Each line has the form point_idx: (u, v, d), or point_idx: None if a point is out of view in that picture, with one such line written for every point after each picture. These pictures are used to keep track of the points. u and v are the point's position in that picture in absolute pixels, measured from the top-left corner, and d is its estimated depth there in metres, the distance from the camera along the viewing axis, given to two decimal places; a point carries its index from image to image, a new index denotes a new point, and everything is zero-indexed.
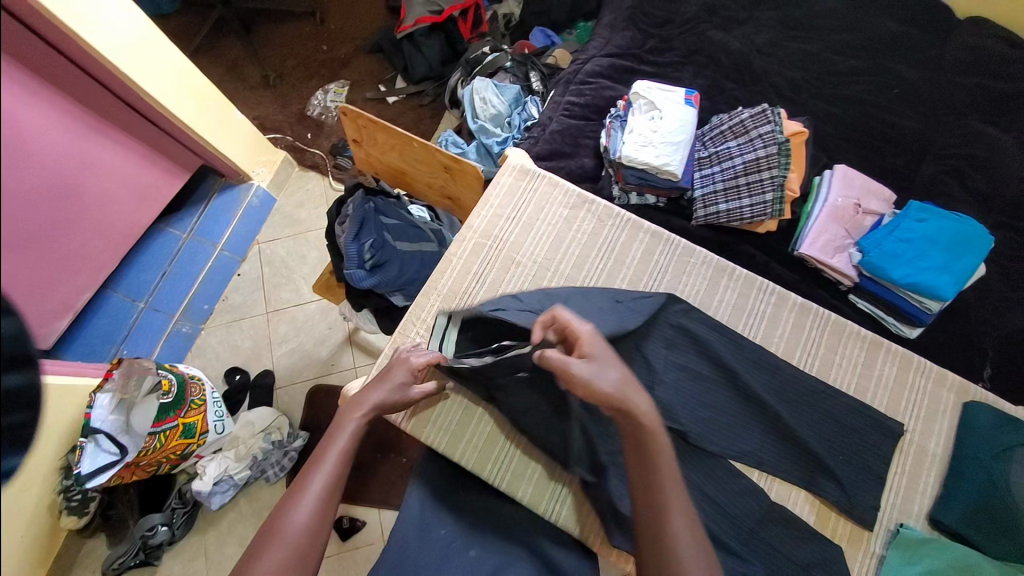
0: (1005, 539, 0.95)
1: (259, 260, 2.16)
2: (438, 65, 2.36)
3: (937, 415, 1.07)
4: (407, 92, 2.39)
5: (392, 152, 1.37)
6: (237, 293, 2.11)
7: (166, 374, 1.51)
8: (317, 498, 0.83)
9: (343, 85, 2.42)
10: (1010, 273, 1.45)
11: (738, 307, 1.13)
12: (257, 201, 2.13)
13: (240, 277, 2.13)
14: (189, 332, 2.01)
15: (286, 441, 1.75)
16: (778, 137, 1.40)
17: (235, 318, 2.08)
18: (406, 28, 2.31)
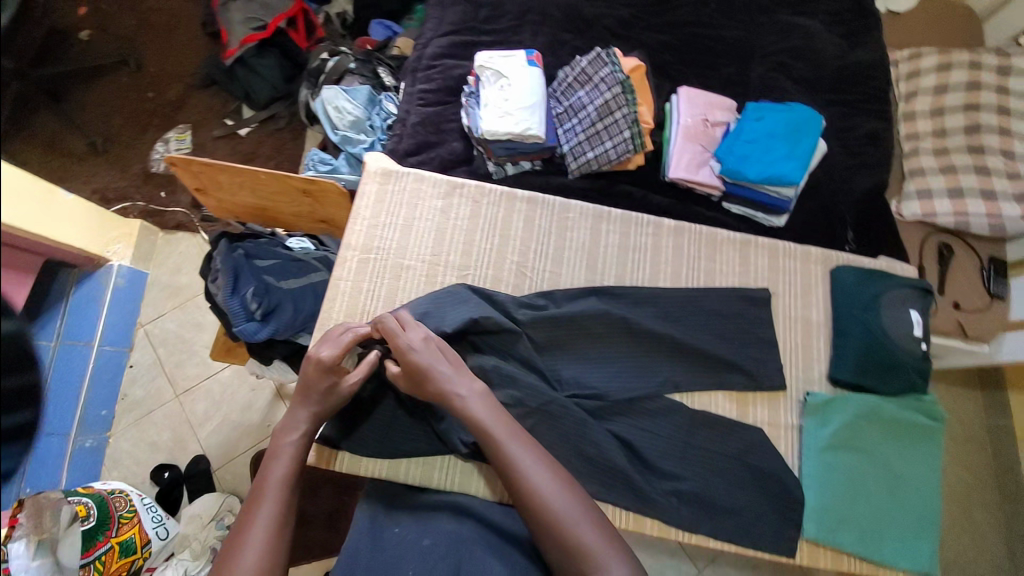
0: (889, 376, 1.09)
1: (149, 344, 1.97)
2: (283, 84, 2.18)
3: (812, 287, 1.18)
4: (258, 120, 2.21)
5: (244, 191, 1.27)
6: (136, 386, 1.92)
7: (80, 499, 1.36)
8: (265, 531, 0.78)
9: (183, 130, 2.20)
10: (846, 144, 1.65)
11: (623, 246, 1.18)
12: (123, 281, 1.89)
13: (133, 369, 1.93)
14: (95, 444, 1.79)
15: None
16: (617, 77, 1.48)
17: (144, 414, 1.89)
18: (232, 53, 2.12)
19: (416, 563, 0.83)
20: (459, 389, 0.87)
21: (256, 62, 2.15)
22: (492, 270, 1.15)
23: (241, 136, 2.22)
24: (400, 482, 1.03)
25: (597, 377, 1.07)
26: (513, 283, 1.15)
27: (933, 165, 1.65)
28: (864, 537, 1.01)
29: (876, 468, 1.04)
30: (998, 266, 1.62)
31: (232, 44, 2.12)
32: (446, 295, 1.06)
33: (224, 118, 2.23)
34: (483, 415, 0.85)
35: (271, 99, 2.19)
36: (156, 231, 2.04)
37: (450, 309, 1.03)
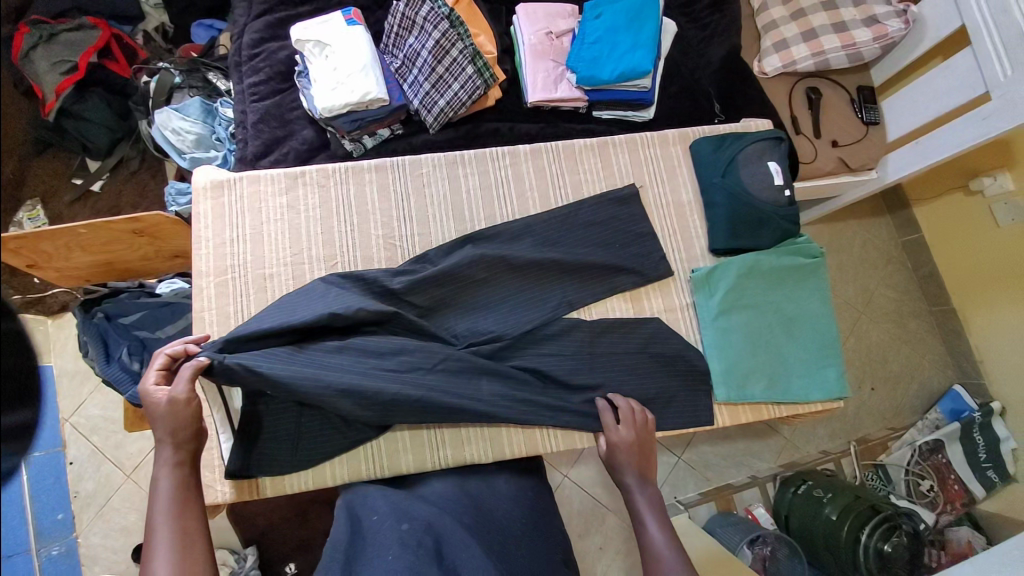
0: (762, 229, 1.11)
1: (81, 436, 1.80)
2: (119, 120, 1.92)
3: (677, 169, 1.19)
4: (107, 168, 1.95)
5: (77, 251, 1.16)
6: (84, 481, 1.77)
7: None
8: (169, 558, 0.80)
9: (34, 204, 1.87)
10: (695, 18, 1.64)
11: (485, 185, 1.15)
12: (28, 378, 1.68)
13: (74, 465, 1.77)
14: (63, 549, 1.69)
15: (238, 568, 1.56)
16: (441, 12, 1.38)
17: (103, 505, 1.76)
18: (51, 106, 1.75)
19: (396, 549, 0.77)
20: (619, 439, 0.98)
21: (81, 108, 1.84)
22: (359, 251, 1.10)
23: (96, 192, 1.96)
24: (330, 486, 1.03)
25: (490, 322, 1.06)
26: (385, 257, 1.11)
27: (784, 14, 1.61)
28: (775, 382, 1.06)
29: (773, 314, 1.08)
30: (867, 94, 1.62)
31: (47, 98, 1.75)
32: (304, 292, 1.02)
33: (71, 178, 1.93)
34: (627, 462, 0.97)
35: (113, 143, 1.93)
36: (45, 320, 1.78)
37: (311, 303, 0.99)
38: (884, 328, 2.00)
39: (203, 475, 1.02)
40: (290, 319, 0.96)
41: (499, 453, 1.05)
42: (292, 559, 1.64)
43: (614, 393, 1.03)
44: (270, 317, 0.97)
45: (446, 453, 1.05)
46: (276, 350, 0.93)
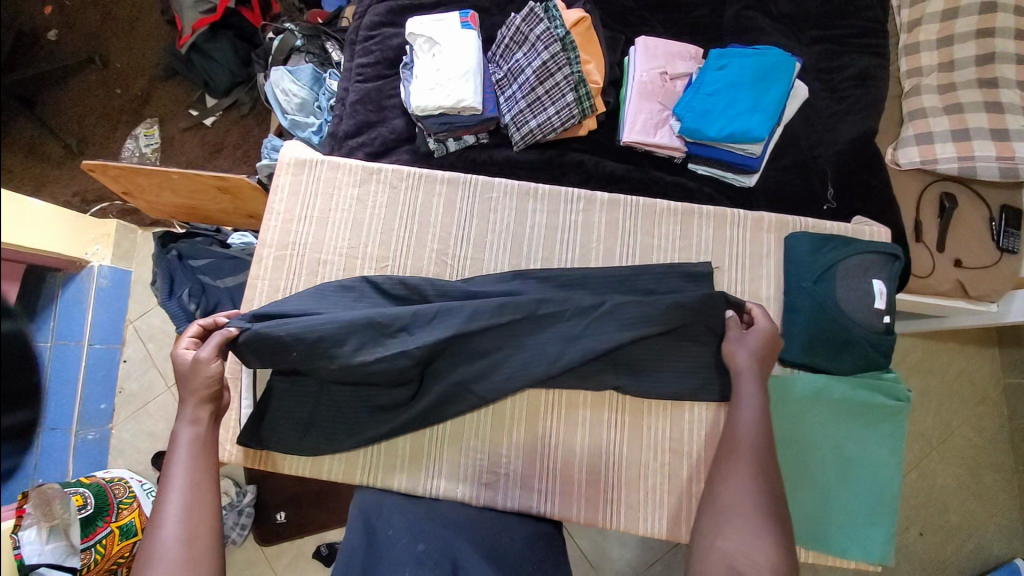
0: (846, 354, 1.01)
1: (140, 339, 1.89)
2: (242, 67, 1.92)
3: (763, 259, 1.11)
4: (221, 106, 1.95)
5: (167, 192, 1.26)
6: (131, 380, 1.86)
7: (79, 489, 1.38)
8: (182, 504, 0.84)
9: (151, 124, 1.93)
10: (831, 88, 1.48)
11: (551, 226, 1.13)
12: (106, 281, 1.81)
13: (126, 363, 1.86)
14: (98, 437, 1.78)
15: (237, 500, 1.67)
16: (556, 33, 1.34)
17: (141, 406, 1.84)
18: (186, 40, 1.84)
19: (412, 567, 0.85)
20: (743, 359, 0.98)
21: (211, 47, 1.88)
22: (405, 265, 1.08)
23: (207, 125, 1.98)
24: (325, 479, 1.05)
25: (513, 368, 1.02)
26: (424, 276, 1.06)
27: (936, 104, 1.42)
28: (804, 523, 0.96)
29: (828, 449, 0.98)
30: (1010, 216, 1.39)
31: (184, 32, 1.84)
32: (347, 295, 1.03)
33: (188, 108, 1.97)
34: (740, 363, 0.98)
35: (232, 85, 1.94)
36: (135, 229, 1.90)
37: (348, 307, 1.01)
38: (954, 473, 1.74)
39: (217, 431, 1.06)
40: (314, 328, 0.93)
41: (490, 500, 1.05)
42: (283, 508, 1.71)
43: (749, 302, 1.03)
44: (303, 305, 0.99)
45: (440, 484, 1.06)
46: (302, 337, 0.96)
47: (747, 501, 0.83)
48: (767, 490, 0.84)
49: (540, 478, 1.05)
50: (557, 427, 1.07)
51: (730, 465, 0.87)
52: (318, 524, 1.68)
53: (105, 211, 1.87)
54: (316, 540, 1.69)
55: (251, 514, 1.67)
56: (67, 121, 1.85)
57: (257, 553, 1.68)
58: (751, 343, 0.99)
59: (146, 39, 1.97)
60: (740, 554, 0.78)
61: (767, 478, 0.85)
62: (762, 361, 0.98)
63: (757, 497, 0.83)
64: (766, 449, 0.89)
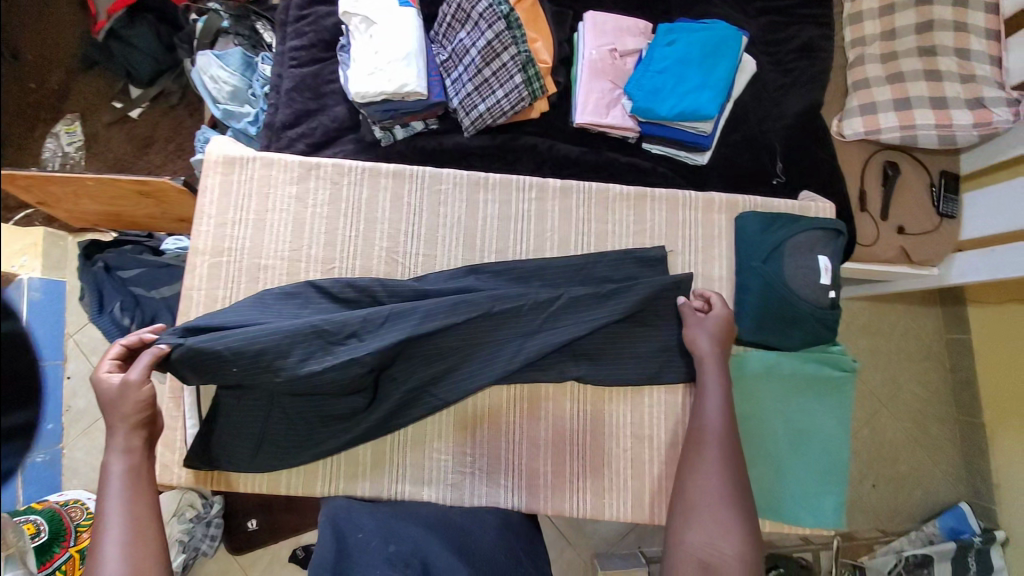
0: (795, 330, 1.05)
1: (83, 351, 1.71)
2: (167, 53, 1.73)
3: (715, 239, 1.11)
4: (148, 96, 1.78)
5: (86, 201, 1.17)
6: (80, 396, 1.68)
7: (29, 516, 1.30)
8: (121, 540, 0.81)
9: (72, 121, 1.75)
10: (779, 60, 1.48)
11: (503, 217, 1.10)
12: (39, 293, 1.59)
13: (72, 380, 1.67)
14: (48, 460, 1.59)
15: (204, 512, 1.59)
16: (499, 10, 1.27)
17: (93, 423, 1.68)
18: (102, 26, 1.63)
19: (383, 568, 0.85)
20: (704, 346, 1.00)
21: (131, 34, 1.67)
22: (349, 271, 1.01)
23: (135, 119, 1.81)
24: (284, 493, 1.02)
25: (472, 366, 1.00)
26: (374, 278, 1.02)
27: (880, 74, 1.43)
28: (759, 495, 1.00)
29: (780, 425, 1.02)
30: (948, 181, 1.46)
31: (99, 16, 1.64)
32: (290, 304, 0.98)
33: (111, 101, 1.79)
34: (703, 350, 1.00)
35: (156, 73, 1.75)
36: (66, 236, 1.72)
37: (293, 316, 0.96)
38: (902, 425, 1.85)
39: (162, 455, 1.01)
40: (256, 342, 0.88)
41: (458, 499, 1.04)
42: (254, 516, 1.66)
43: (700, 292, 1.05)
44: (244, 314, 0.94)
45: (405, 486, 1.04)
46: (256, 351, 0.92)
47: (715, 495, 0.87)
48: (733, 480, 0.89)
49: (506, 475, 1.05)
50: (522, 420, 1.06)
51: (698, 458, 0.91)
52: (292, 527, 1.64)
53: (30, 218, 1.69)
54: (292, 544, 1.66)
55: (220, 524, 1.60)
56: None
57: (230, 561, 1.63)
58: (709, 330, 1.01)
59: (57, 27, 1.76)
60: (707, 545, 0.84)
61: (732, 467, 0.89)
62: (722, 347, 1.00)
63: (725, 492, 0.87)
64: (730, 437, 0.93)
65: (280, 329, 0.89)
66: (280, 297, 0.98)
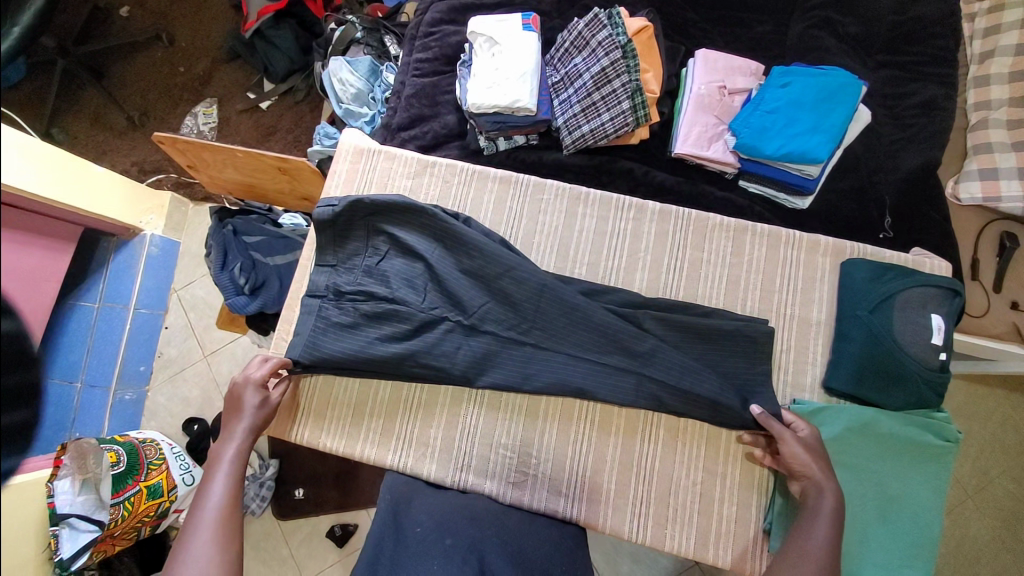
0: (896, 387, 1.00)
1: (182, 308, 1.83)
2: (301, 54, 1.90)
3: (815, 282, 1.11)
4: (277, 92, 1.93)
5: (229, 169, 1.34)
6: (170, 346, 1.80)
7: (112, 446, 1.36)
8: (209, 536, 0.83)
9: (210, 104, 1.93)
10: (895, 112, 1.44)
11: (599, 232, 1.15)
12: (156, 250, 1.75)
13: (168, 330, 1.81)
14: (135, 398, 1.72)
15: (259, 473, 1.67)
16: (617, 41, 1.34)
17: (177, 372, 1.78)
18: (252, 25, 1.82)
19: (442, 562, 0.84)
20: (802, 448, 0.92)
21: (274, 34, 1.86)
22: (409, 271, 1.03)
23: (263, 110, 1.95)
24: (358, 460, 1.10)
25: (547, 370, 1.01)
26: (427, 272, 1.04)
27: (1006, 139, 1.35)
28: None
29: (870, 488, 0.97)
30: None
31: (250, 16, 1.83)
32: (382, 334, 1.01)
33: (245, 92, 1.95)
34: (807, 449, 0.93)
35: (289, 72, 1.91)
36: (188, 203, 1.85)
37: (377, 337, 1.01)
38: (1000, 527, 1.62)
39: None
40: (367, 344, 1.00)
41: (517, 499, 1.05)
42: (302, 487, 1.73)
43: (758, 410, 0.96)
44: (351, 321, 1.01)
45: (469, 478, 1.07)
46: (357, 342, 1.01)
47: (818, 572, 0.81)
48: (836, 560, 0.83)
49: (568, 484, 1.05)
50: (589, 434, 1.07)
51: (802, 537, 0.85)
52: (335, 504, 1.69)
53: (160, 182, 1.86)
54: (332, 520, 1.70)
55: (271, 487, 1.69)
56: (132, 95, 1.88)
57: (275, 525, 1.70)
58: (805, 445, 0.93)
59: (213, 22, 1.98)
60: None
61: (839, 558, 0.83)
62: (818, 464, 0.91)
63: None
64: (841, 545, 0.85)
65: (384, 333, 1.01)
66: (314, 295, 1.03)
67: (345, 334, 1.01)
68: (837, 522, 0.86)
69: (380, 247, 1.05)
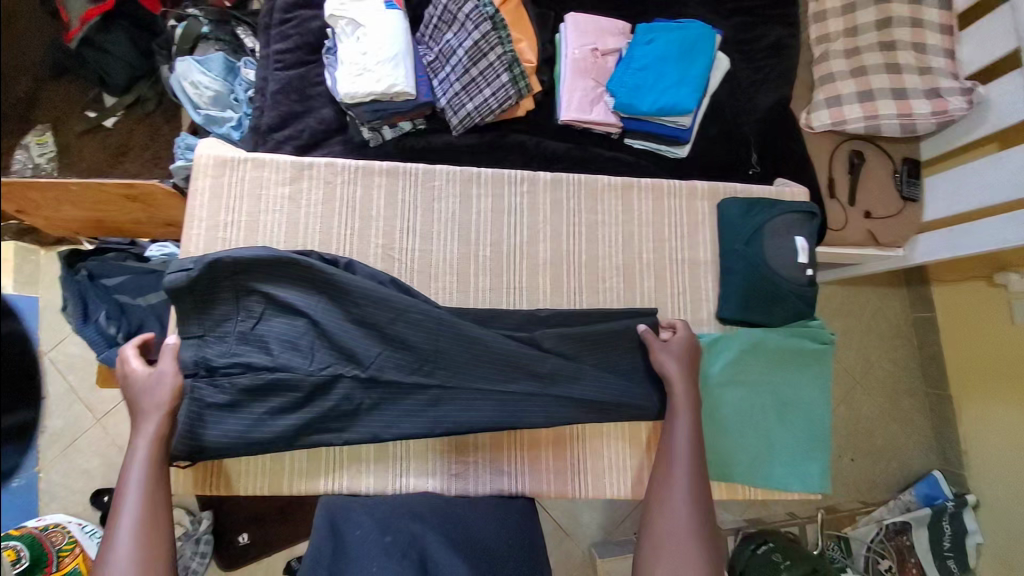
0: (778, 307, 1.12)
1: (60, 369, 1.59)
2: (143, 59, 1.66)
3: (700, 226, 1.20)
4: (122, 105, 1.67)
5: (66, 205, 1.19)
6: (55, 415, 1.57)
7: (8, 542, 1.20)
8: (130, 537, 0.83)
9: None
10: (749, 56, 1.56)
11: (497, 210, 1.15)
12: (13, 311, 1.47)
13: (48, 398, 1.57)
14: (23, 483, 1.48)
15: (194, 526, 1.53)
16: (485, 12, 1.31)
17: (70, 441, 1.56)
18: (74, 34, 1.54)
19: (381, 559, 0.85)
20: (672, 367, 1.02)
21: (104, 40, 1.60)
22: (291, 331, 0.97)
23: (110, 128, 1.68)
24: (288, 493, 1.04)
25: (466, 358, 1.00)
26: (312, 328, 0.98)
27: (843, 68, 1.51)
28: (722, 466, 1.05)
29: (768, 401, 1.09)
30: (911, 166, 1.53)
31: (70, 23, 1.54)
32: (270, 409, 0.95)
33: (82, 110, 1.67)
34: (675, 370, 1.02)
35: (131, 82, 1.66)
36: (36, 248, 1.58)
37: (267, 410, 0.95)
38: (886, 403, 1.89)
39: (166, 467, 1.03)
40: (257, 426, 0.95)
41: (462, 488, 1.06)
42: (246, 528, 1.60)
43: (642, 327, 1.06)
44: (229, 406, 0.94)
45: (411, 481, 1.05)
46: (242, 424, 0.94)
47: (681, 503, 0.90)
48: (696, 484, 0.92)
49: (509, 461, 1.07)
50: None
51: (668, 467, 0.94)
52: (287, 535, 1.60)
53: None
54: (287, 554, 1.61)
55: (213, 537, 1.55)
56: None
57: (224, 575, 1.57)
58: (676, 356, 1.03)
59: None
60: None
61: (698, 489, 0.91)
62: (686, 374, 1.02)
63: (693, 496, 0.91)
64: (700, 465, 0.94)
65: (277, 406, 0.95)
66: (186, 375, 0.95)
67: (222, 420, 0.94)
68: (698, 431, 0.98)
69: (254, 308, 0.98)
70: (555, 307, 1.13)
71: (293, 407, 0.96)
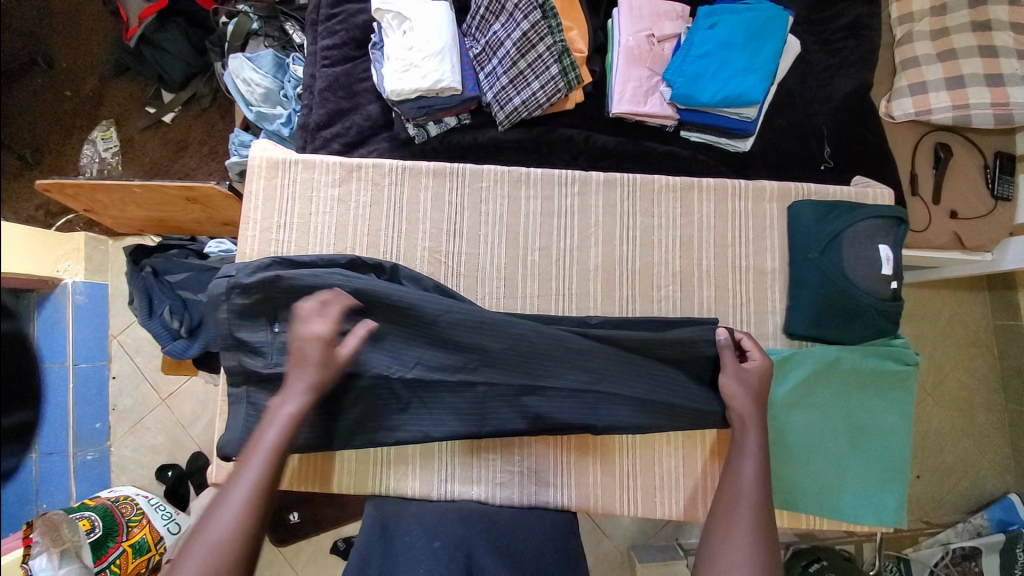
0: (855, 322, 1.02)
1: (127, 354, 1.66)
2: (198, 56, 1.65)
3: (766, 229, 1.11)
4: (180, 101, 1.70)
5: (130, 206, 1.25)
6: (123, 398, 1.64)
7: (83, 512, 1.24)
8: (246, 494, 0.71)
9: (108, 126, 1.69)
10: (822, 38, 1.42)
11: (546, 212, 1.11)
12: (83, 298, 1.56)
13: (117, 380, 1.64)
14: (98, 456, 1.57)
15: None
16: (534, 0, 1.26)
17: (136, 422, 1.63)
18: (133, 32, 1.55)
19: (428, 563, 0.81)
20: (738, 394, 0.94)
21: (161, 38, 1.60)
22: None
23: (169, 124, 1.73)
24: (336, 491, 1.05)
25: (510, 369, 0.96)
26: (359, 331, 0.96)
27: (930, 51, 1.34)
28: (787, 491, 0.99)
29: (841, 421, 1.01)
30: (1005, 160, 1.36)
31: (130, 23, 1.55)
32: (323, 411, 0.96)
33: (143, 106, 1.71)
34: (748, 399, 0.93)
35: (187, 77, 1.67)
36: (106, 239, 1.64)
37: (319, 412, 0.96)
38: (966, 418, 1.72)
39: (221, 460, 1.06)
40: (310, 428, 0.95)
41: (507, 498, 1.05)
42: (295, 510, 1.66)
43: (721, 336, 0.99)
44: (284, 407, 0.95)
45: (455, 485, 1.05)
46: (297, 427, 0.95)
47: (744, 543, 0.76)
48: (762, 527, 0.79)
49: (554, 471, 1.05)
50: None
51: (730, 502, 0.82)
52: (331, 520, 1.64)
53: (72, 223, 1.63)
54: (333, 537, 1.65)
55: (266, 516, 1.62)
56: (14, 129, 1.62)
57: (275, 553, 1.63)
58: (743, 381, 0.96)
59: (93, 35, 1.69)
60: None
61: (764, 533, 0.78)
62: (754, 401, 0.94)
63: (757, 540, 0.77)
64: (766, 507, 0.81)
65: (330, 407, 0.96)
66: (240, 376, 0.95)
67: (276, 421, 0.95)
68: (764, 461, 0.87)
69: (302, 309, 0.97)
70: (605, 314, 1.08)
71: (344, 410, 0.96)
